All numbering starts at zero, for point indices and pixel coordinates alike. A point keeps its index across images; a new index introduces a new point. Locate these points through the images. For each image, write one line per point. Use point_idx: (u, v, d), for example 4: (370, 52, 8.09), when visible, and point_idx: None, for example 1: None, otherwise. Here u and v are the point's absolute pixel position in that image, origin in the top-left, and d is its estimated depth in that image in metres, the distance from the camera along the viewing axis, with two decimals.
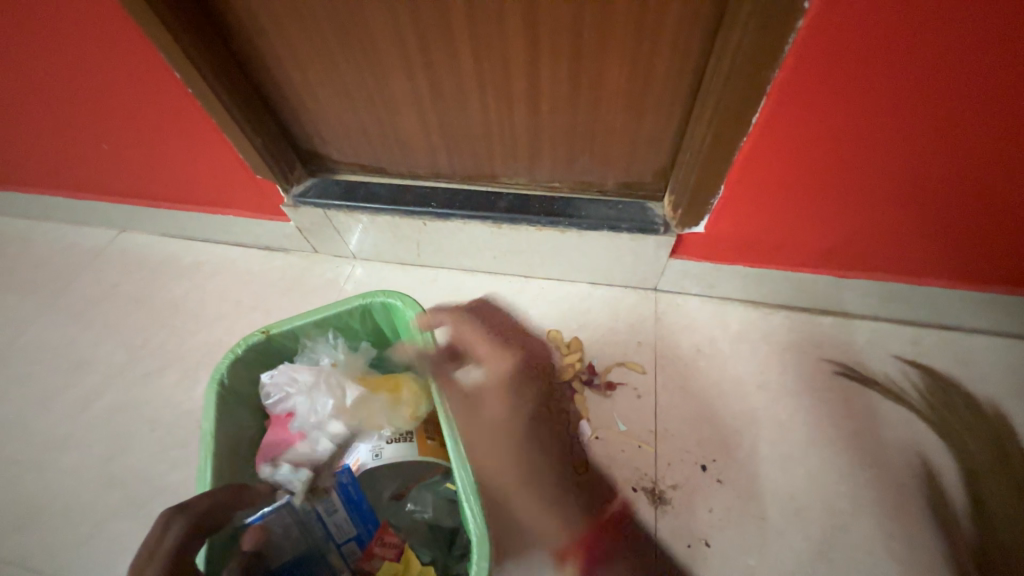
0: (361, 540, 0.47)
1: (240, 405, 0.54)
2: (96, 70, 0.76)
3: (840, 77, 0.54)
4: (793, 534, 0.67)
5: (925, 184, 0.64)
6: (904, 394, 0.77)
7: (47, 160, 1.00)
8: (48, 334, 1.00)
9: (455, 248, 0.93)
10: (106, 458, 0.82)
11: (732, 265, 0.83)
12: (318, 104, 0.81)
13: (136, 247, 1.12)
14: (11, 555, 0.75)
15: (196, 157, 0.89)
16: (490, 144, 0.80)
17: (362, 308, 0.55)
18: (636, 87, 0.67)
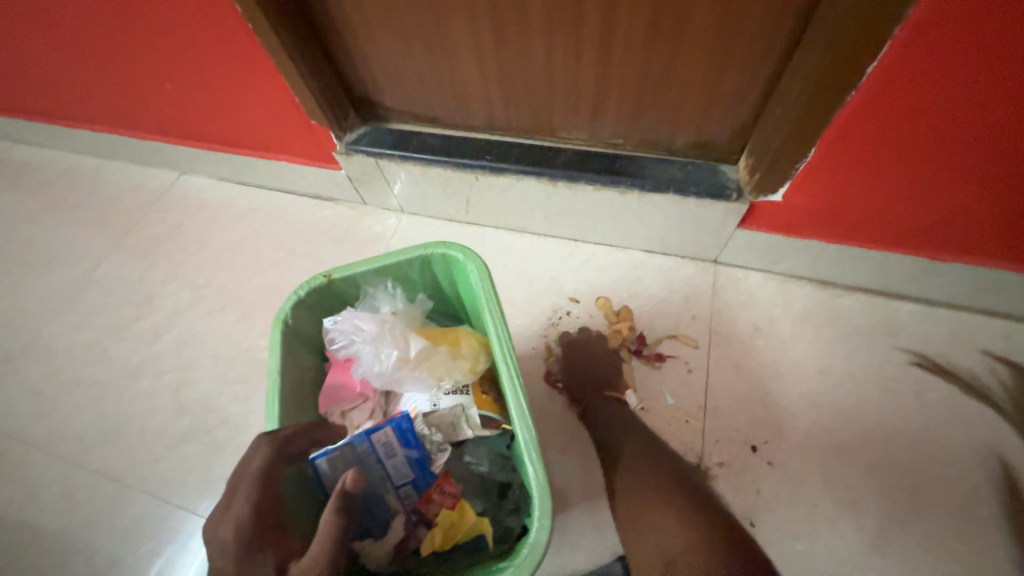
0: (419, 485, 0.47)
1: (302, 346, 0.55)
2: (158, 2, 0.75)
3: (993, 23, 0.45)
4: (846, 525, 0.64)
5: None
6: (989, 392, 0.71)
7: (114, 99, 1.02)
8: (120, 268, 1.06)
9: (506, 206, 0.90)
10: (175, 386, 0.88)
11: (806, 239, 0.77)
12: (373, 45, 0.77)
13: (196, 190, 1.16)
14: (96, 465, 0.83)
15: (253, 100, 0.88)
16: (552, 94, 0.75)
17: (422, 259, 0.54)
18: (727, 30, 0.59)
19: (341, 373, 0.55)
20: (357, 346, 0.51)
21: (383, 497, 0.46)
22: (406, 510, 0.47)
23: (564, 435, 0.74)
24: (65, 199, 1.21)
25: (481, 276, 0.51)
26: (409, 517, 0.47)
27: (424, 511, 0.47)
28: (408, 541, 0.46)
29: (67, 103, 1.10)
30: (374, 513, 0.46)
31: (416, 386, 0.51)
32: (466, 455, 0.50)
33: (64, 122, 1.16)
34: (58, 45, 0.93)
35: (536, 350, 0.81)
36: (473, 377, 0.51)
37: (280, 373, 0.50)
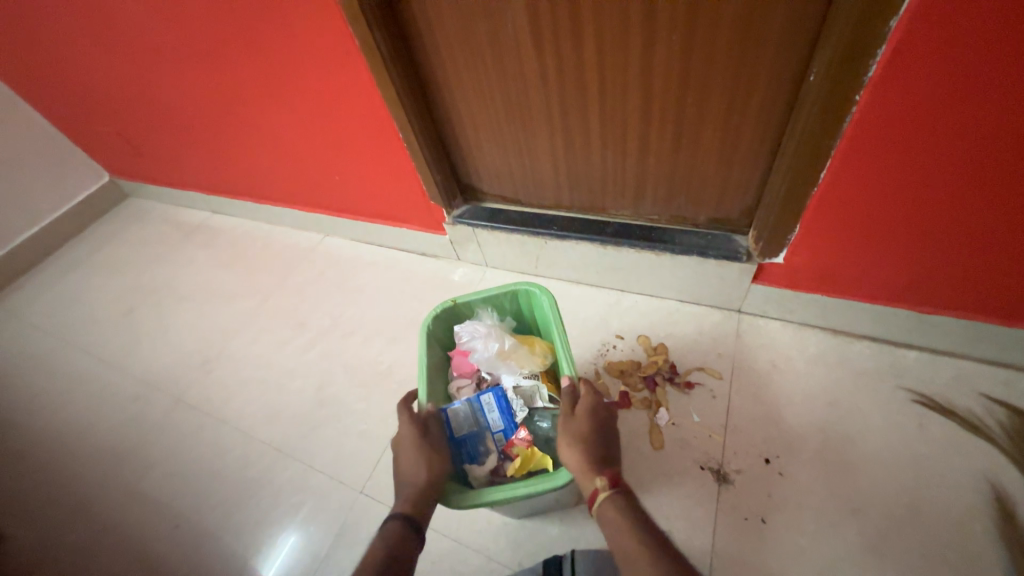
0: (506, 434, 0.74)
1: (434, 345, 0.84)
2: (350, 129, 1.18)
3: (894, 148, 0.68)
4: (848, 529, 0.77)
5: (999, 235, 0.71)
6: (986, 429, 0.81)
7: (297, 186, 1.48)
8: (281, 302, 1.47)
9: (568, 263, 1.18)
10: (319, 386, 1.21)
11: (810, 294, 0.95)
12: (481, 152, 1.13)
13: (337, 247, 1.57)
14: (265, 437, 1.16)
15: (394, 187, 1.28)
16: (605, 184, 1.04)
17: (512, 292, 0.84)
18: (727, 145, 0.86)
19: (460, 359, 0.83)
20: (473, 341, 0.81)
21: (484, 440, 0.75)
22: (497, 450, 0.74)
23: None
24: (246, 252, 1.68)
25: (551, 301, 0.78)
26: (499, 455, 0.74)
27: (509, 451, 0.73)
28: (498, 469, 0.73)
29: (263, 188, 1.58)
30: (479, 448, 0.74)
31: (507, 370, 0.79)
32: (536, 418, 0.78)
33: (255, 199, 1.66)
34: (273, 154, 1.40)
35: (588, 374, 1.04)
36: (542, 369, 0.79)
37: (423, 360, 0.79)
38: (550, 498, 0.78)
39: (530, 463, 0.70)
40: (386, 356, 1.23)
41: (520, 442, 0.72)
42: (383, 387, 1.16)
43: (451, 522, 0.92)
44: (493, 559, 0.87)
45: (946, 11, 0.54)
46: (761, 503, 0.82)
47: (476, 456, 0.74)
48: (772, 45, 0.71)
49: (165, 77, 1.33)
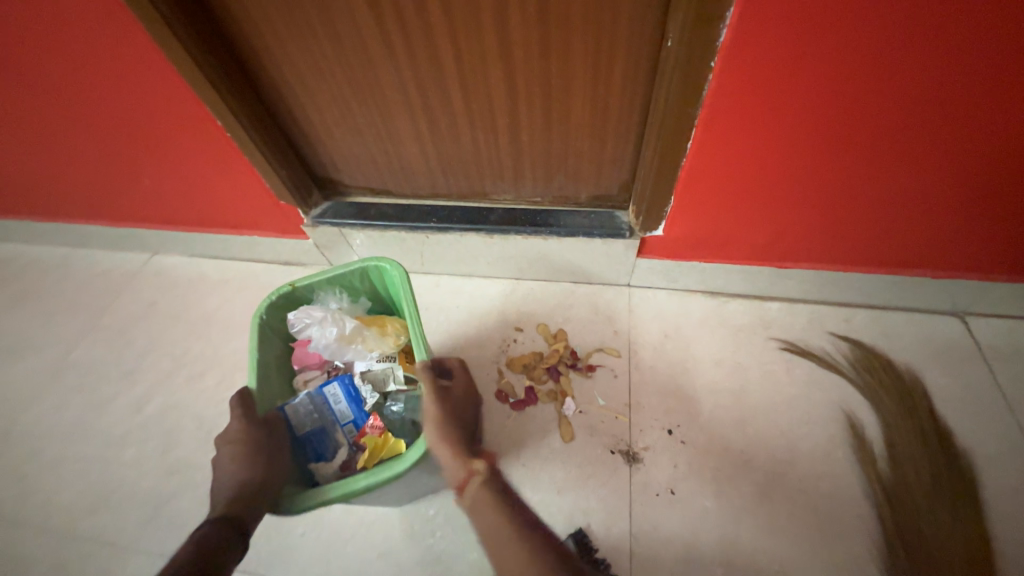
0: (356, 424, 0.63)
1: (273, 339, 0.68)
2: (145, 119, 0.90)
3: (748, 113, 0.69)
4: (744, 481, 0.82)
5: (836, 189, 0.78)
6: (837, 364, 0.92)
7: (89, 195, 1.13)
8: (96, 347, 1.13)
9: (455, 257, 1.07)
10: (163, 450, 0.95)
11: (688, 261, 0.98)
12: (334, 140, 0.95)
13: (169, 267, 1.25)
14: (89, 532, 0.88)
15: (227, 187, 1.02)
16: (481, 168, 0.95)
17: (361, 270, 0.71)
18: (597, 120, 0.82)
19: (303, 351, 0.69)
20: (307, 328, 0.66)
21: (331, 434, 0.63)
22: (348, 443, 0.62)
23: (519, 442, 0.88)
24: (34, 287, 1.26)
25: (401, 275, 0.67)
26: (350, 448, 0.62)
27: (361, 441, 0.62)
28: (349, 464, 0.61)
29: (39, 201, 1.18)
30: (326, 443, 0.62)
31: (355, 356, 0.67)
32: (388, 403, 0.67)
33: (33, 216, 1.23)
34: (38, 155, 1.03)
35: (490, 374, 0.97)
36: (398, 350, 0.67)
37: (257, 385, 0.62)
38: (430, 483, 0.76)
39: (385, 451, 0.60)
40: None
41: (372, 431, 0.62)
42: None
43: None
44: None
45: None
46: (669, 475, 0.83)
47: (322, 453, 0.62)
48: (626, 11, 0.66)
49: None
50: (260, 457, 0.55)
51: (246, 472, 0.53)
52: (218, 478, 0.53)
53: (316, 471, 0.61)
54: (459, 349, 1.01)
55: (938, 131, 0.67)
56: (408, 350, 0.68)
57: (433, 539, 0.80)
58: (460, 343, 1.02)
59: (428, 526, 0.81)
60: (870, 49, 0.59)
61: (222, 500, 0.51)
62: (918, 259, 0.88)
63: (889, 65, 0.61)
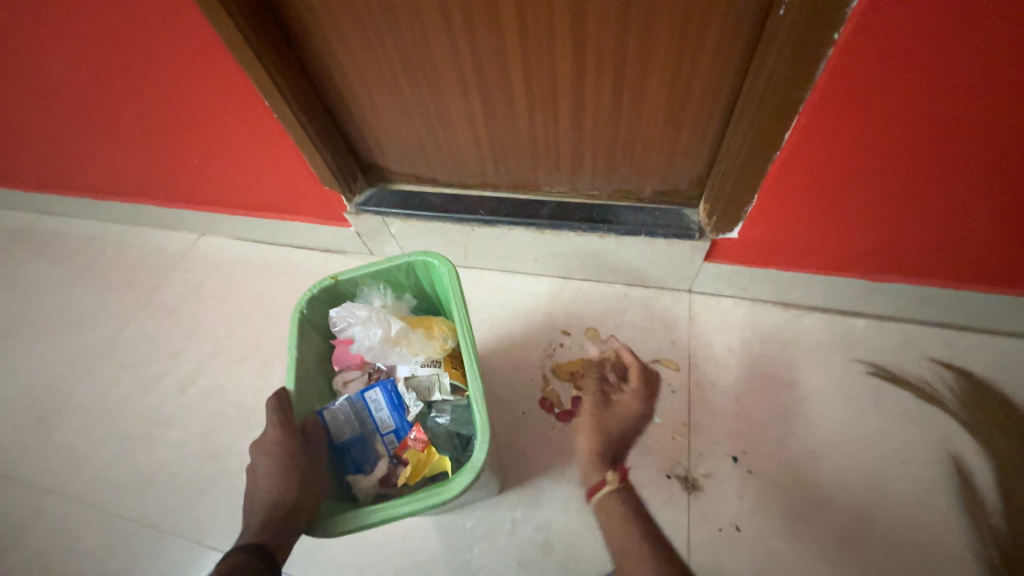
0: (397, 435, 0.58)
1: (313, 336, 0.64)
2: (194, 99, 0.87)
3: (870, 100, 0.57)
4: (820, 523, 0.72)
5: (963, 197, 0.65)
6: (938, 396, 0.79)
7: (142, 175, 1.13)
8: (145, 326, 1.15)
9: (501, 252, 1.01)
10: (203, 434, 0.95)
11: (763, 268, 0.87)
12: (381, 122, 0.89)
13: (215, 249, 1.25)
14: (133, 511, 0.89)
15: (272, 170, 0.99)
16: (535, 156, 0.87)
17: (407, 264, 0.65)
18: (673, 104, 0.72)
19: (345, 351, 0.64)
20: (350, 327, 0.61)
21: (371, 443, 0.58)
22: (388, 454, 0.58)
23: (565, 456, 0.82)
24: (91, 263, 1.30)
25: (451, 274, 0.61)
26: (390, 460, 0.58)
27: (402, 454, 0.57)
28: (389, 478, 0.57)
29: (96, 179, 1.20)
30: (365, 453, 0.58)
31: (398, 360, 0.61)
32: (432, 413, 0.60)
33: (91, 194, 1.26)
34: (94, 133, 1.03)
35: (534, 380, 0.90)
36: (444, 355, 0.61)
37: (296, 387, 0.58)
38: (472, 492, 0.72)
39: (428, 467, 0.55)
40: None
41: (414, 445, 0.57)
42: None
43: None
44: None
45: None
46: (733, 508, 0.74)
47: (361, 464, 0.58)
48: None
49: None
50: (292, 474, 0.50)
51: (277, 491, 0.49)
52: (253, 492, 0.50)
53: (355, 484, 0.56)
54: (502, 350, 0.95)
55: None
56: (455, 355, 0.62)
57: (470, 553, 0.76)
58: (503, 344, 0.96)
59: (464, 539, 0.77)
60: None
61: (252, 521, 0.48)
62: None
63: None
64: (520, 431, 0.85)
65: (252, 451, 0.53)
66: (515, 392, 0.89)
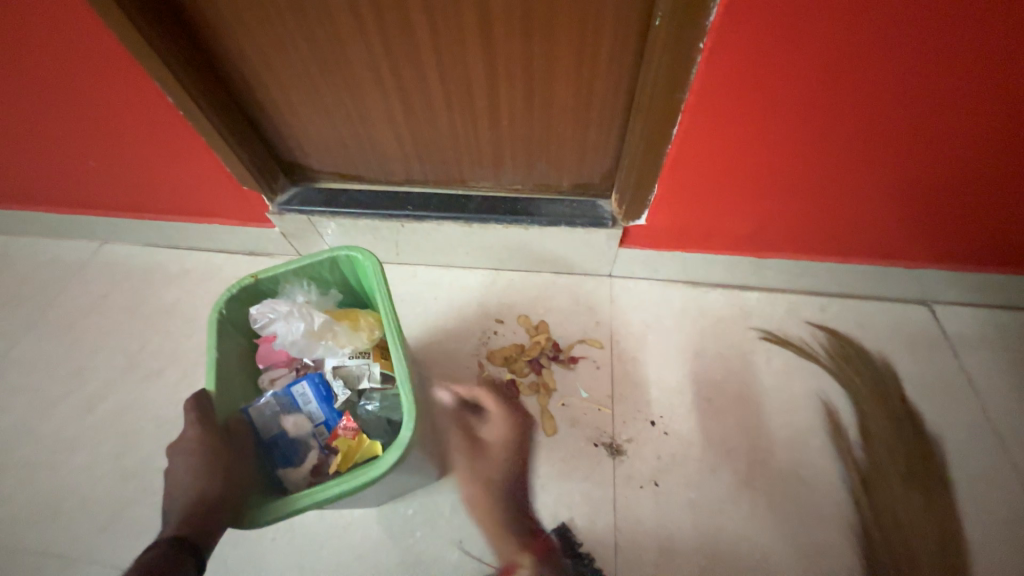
0: (328, 426, 0.59)
1: (233, 336, 0.63)
2: (84, 95, 0.81)
3: (735, 99, 0.67)
4: (725, 470, 0.82)
5: (818, 178, 0.78)
6: (815, 352, 0.93)
7: (26, 178, 1.02)
8: (40, 344, 1.04)
9: (433, 246, 1.03)
10: (118, 453, 0.89)
11: (670, 251, 0.97)
12: (300, 120, 0.88)
13: (122, 256, 1.16)
14: (36, 544, 0.81)
15: (182, 171, 0.94)
16: (459, 152, 0.90)
17: (330, 260, 0.66)
18: (580, 103, 0.79)
19: (269, 348, 0.63)
20: (272, 323, 0.61)
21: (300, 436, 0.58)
22: (319, 445, 0.58)
23: (502, 436, 0.86)
24: None
25: (375, 267, 0.63)
26: (321, 450, 0.58)
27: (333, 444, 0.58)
28: (321, 467, 0.57)
29: None
30: (293, 447, 0.58)
31: (324, 353, 0.62)
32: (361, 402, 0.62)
33: None
34: None
35: (470, 368, 0.94)
36: (372, 346, 0.62)
37: (217, 387, 0.57)
38: (411, 478, 0.74)
39: (359, 453, 0.56)
40: None
41: (345, 433, 0.58)
42: None
43: None
44: None
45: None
46: (652, 466, 0.83)
47: (291, 457, 0.58)
48: None
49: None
50: (215, 469, 0.50)
51: (199, 488, 0.48)
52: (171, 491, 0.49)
53: (285, 476, 0.57)
54: (438, 342, 0.97)
55: (920, 118, 0.67)
56: (384, 344, 0.64)
57: (412, 537, 0.78)
58: (438, 336, 0.98)
59: (407, 526, 0.79)
60: (861, 30, 0.58)
61: (171, 518, 0.47)
62: (893, 250, 0.89)
63: (876, 52, 0.60)
64: (458, 417, 0.88)
65: (168, 452, 0.52)
66: (452, 380, 0.92)
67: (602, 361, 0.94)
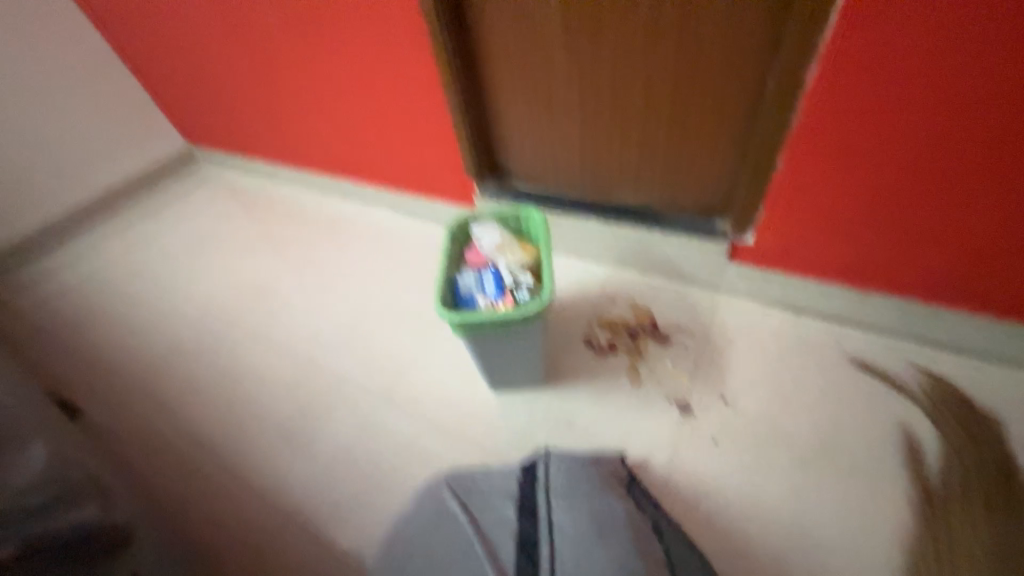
0: (495, 299, 0.94)
1: (454, 246, 1.04)
2: (406, 113, 1.41)
3: (832, 142, 0.88)
4: (782, 453, 0.94)
5: (921, 209, 0.89)
6: (907, 386, 0.99)
7: (350, 158, 1.71)
8: (326, 255, 1.69)
9: (576, 238, 1.38)
10: (355, 321, 1.42)
11: (772, 272, 1.14)
12: (514, 138, 1.35)
13: (376, 215, 1.79)
14: (306, 354, 1.37)
15: (435, 163, 1.50)
16: (613, 170, 1.26)
17: (515, 215, 1.06)
18: (710, 141, 1.08)
19: (471, 253, 1.02)
20: (480, 235, 1.03)
21: (478, 301, 0.95)
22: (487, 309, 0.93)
23: (596, 374, 1.12)
24: (296, 213, 1.90)
25: (541, 219, 1.01)
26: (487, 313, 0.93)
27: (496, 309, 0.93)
28: None
29: (318, 159, 1.81)
30: (473, 306, 0.95)
31: (501, 261, 0.99)
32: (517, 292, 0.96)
33: (309, 169, 1.88)
34: (335, 128, 1.63)
35: (583, 326, 1.23)
36: (528, 264, 1.00)
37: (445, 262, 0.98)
38: (529, 369, 1.06)
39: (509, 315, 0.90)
40: (413, 302, 1.44)
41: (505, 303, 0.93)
42: (409, 324, 1.37)
43: (457, 424, 1.12)
44: (490, 453, 1.05)
45: (860, 23, 0.73)
46: (715, 429, 0.99)
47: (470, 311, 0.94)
48: (743, 63, 0.94)
49: (247, 55, 1.55)
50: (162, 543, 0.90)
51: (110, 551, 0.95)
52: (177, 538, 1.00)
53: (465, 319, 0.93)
54: (563, 303, 1.30)
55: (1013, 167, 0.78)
56: (535, 266, 1.01)
57: (516, 416, 1.10)
58: (565, 300, 1.31)
59: (514, 408, 1.11)
60: (943, 83, 0.74)
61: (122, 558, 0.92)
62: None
63: (955, 111, 0.76)
64: (565, 353, 1.18)
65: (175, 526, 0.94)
66: (569, 329, 1.23)
67: (692, 346, 1.14)
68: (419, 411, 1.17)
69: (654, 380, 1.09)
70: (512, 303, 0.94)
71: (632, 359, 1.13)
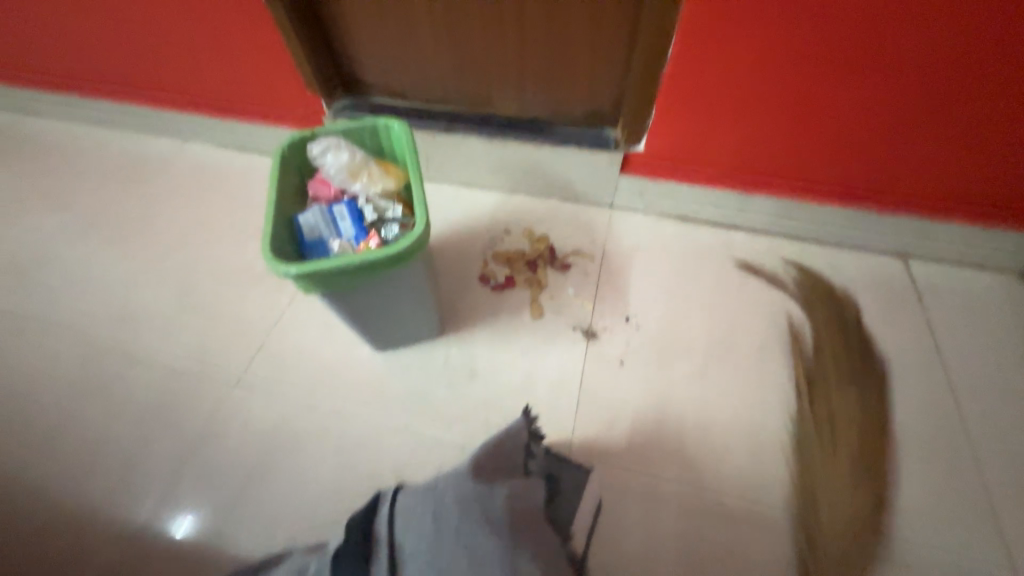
0: (354, 240, 0.73)
1: (291, 173, 0.79)
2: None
3: (724, 19, 0.78)
4: (684, 364, 0.93)
5: (806, 97, 0.86)
6: (784, 281, 1.04)
7: (133, 72, 1.23)
8: (127, 211, 1.25)
9: (458, 162, 1.18)
10: (183, 293, 1.08)
11: (666, 181, 1.08)
12: (361, 34, 1.04)
13: (196, 152, 1.36)
14: (117, 345, 1.02)
15: (259, 74, 1.13)
16: (490, 74, 1.05)
17: (372, 128, 0.82)
18: (593, 31, 0.92)
19: (318, 182, 0.79)
20: (324, 154, 0.78)
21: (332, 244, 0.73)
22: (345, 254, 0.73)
23: (496, 313, 1.00)
24: (71, 157, 1.36)
25: (405, 130, 0.78)
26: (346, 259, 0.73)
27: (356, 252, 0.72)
28: None
29: (85, 76, 1.28)
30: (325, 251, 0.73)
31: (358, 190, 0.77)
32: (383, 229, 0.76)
33: (76, 92, 1.33)
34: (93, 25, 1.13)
35: (476, 263, 1.08)
36: (395, 191, 0.79)
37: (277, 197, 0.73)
38: (416, 320, 0.90)
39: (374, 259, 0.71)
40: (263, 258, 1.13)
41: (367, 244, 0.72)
42: (261, 287, 1.08)
43: (337, 399, 0.92)
44: (381, 424, 0.89)
45: None
46: (621, 351, 0.95)
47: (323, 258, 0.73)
48: None
49: None
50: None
51: None
52: None
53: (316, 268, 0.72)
54: (451, 240, 1.12)
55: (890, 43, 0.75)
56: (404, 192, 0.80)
57: (409, 376, 0.94)
58: (453, 236, 1.13)
59: (406, 367, 0.95)
60: None
61: None
62: (885, 184, 0.97)
63: None
64: (460, 295, 1.03)
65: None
66: (460, 268, 1.07)
67: (591, 270, 1.06)
68: (286, 391, 0.94)
69: (557, 311, 1.00)
70: (378, 242, 0.73)
71: (531, 291, 1.03)
